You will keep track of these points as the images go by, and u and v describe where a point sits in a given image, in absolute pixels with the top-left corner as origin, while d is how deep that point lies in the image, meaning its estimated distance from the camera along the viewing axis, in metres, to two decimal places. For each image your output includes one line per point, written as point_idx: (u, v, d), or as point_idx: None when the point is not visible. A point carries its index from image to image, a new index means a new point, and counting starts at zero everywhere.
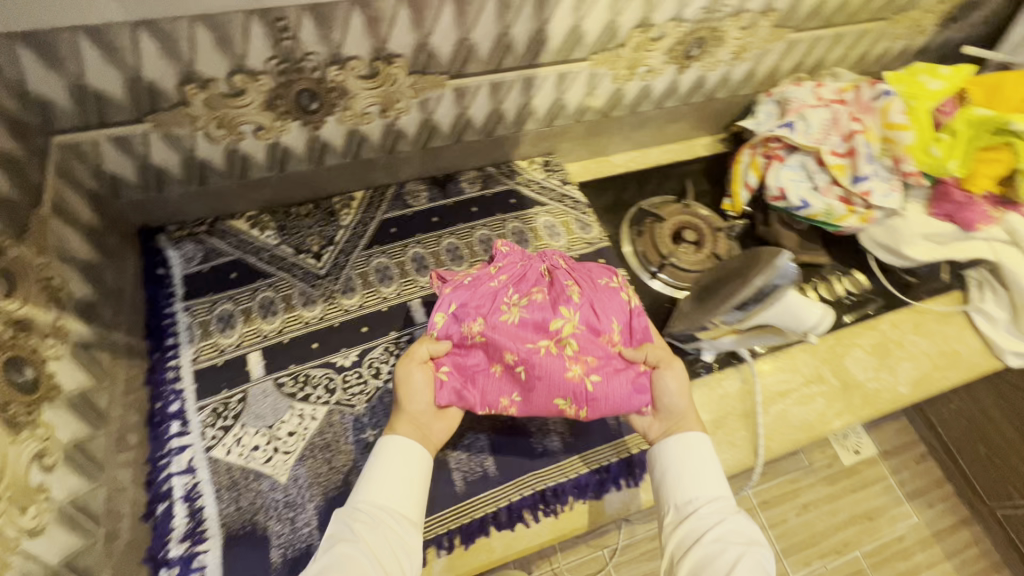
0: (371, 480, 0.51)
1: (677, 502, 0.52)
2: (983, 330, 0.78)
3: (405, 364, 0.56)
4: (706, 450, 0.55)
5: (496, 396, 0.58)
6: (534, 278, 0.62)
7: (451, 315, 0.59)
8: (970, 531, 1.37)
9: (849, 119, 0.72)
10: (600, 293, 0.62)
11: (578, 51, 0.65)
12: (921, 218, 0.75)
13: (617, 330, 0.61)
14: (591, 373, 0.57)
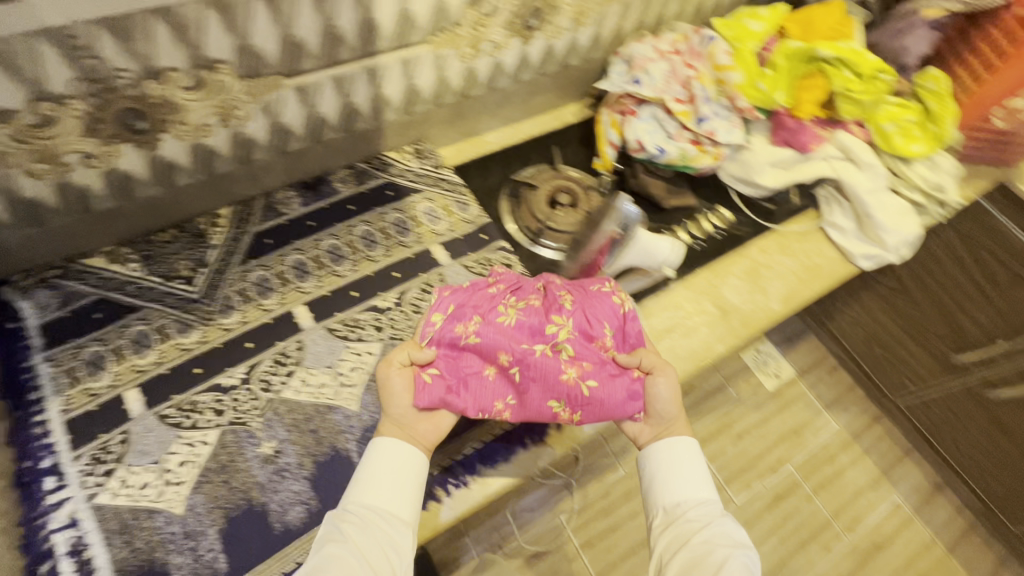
0: (363, 483, 0.54)
1: (666, 506, 0.56)
2: (837, 241, 0.86)
3: (384, 368, 0.58)
4: (693, 455, 0.59)
5: (490, 400, 0.60)
6: (531, 287, 0.66)
7: (448, 316, 0.62)
8: (881, 425, 1.51)
9: (684, 68, 0.79)
10: (592, 299, 0.65)
11: (414, 35, 0.66)
12: (765, 148, 0.82)
13: (609, 335, 0.64)
14: (586, 377, 0.60)
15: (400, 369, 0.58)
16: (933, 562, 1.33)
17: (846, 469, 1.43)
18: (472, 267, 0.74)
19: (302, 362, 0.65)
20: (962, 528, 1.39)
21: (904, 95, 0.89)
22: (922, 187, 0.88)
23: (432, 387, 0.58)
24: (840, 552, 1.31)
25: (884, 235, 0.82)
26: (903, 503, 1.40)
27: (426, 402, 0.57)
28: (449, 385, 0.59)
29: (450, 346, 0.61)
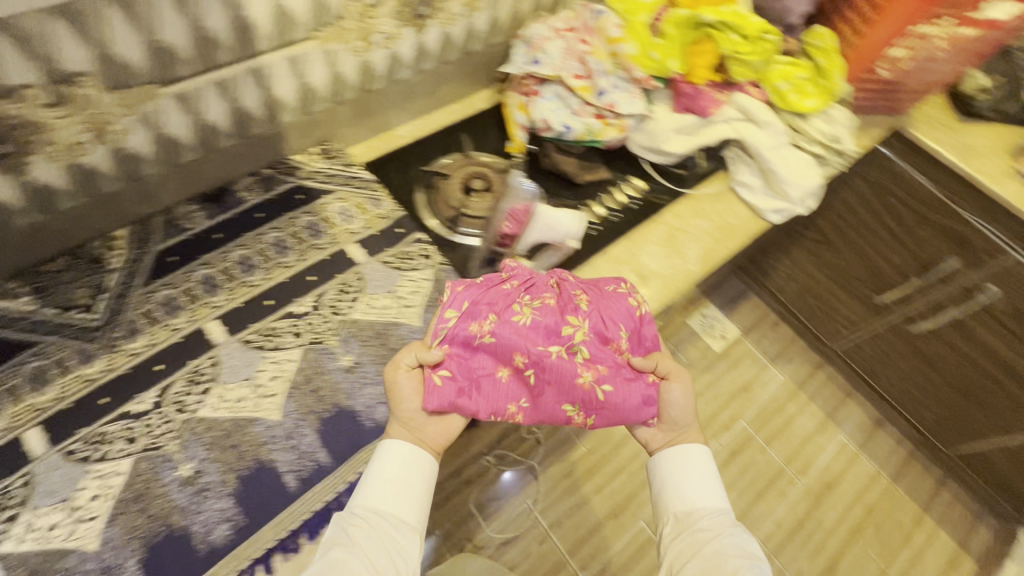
0: (370, 487, 0.57)
1: (677, 513, 0.61)
2: (747, 198, 0.89)
3: (393, 372, 0.61)
4: (704, 462, 0.64)
5: (503, 402, 0.63)
6: (544, 286, 0.70)
7: (463, 313, 0.66)
8: (824, 372, 1.59)
9: (579, 45, 0.80)
10: (607, 300, 0.70)
11: (296, 32, 0.65)
12: (668, 115, 0.84)
13: (625, 338, 0.69)
14: (601, 381, 0.65)
15: (407, 370, 0.61)
16: (880, 493, 1.42)
17: (794, 417, 1.50)
18: (389, 262, 0.74)
19: (217, 377, 0.63)
20: (903, 457, 1.48)
21: (795, 53, 0.94)
22: (819, 139, 0.92)
23: (445, 389, 0.61)
24: (795, 497, 1.38)
25: (788, 188, 0.86)
26: (849, 441, 1.48)
27: (435, 404, 0.60)
28: (462, 388, 0.62)
29: (465, 345, 0.64)
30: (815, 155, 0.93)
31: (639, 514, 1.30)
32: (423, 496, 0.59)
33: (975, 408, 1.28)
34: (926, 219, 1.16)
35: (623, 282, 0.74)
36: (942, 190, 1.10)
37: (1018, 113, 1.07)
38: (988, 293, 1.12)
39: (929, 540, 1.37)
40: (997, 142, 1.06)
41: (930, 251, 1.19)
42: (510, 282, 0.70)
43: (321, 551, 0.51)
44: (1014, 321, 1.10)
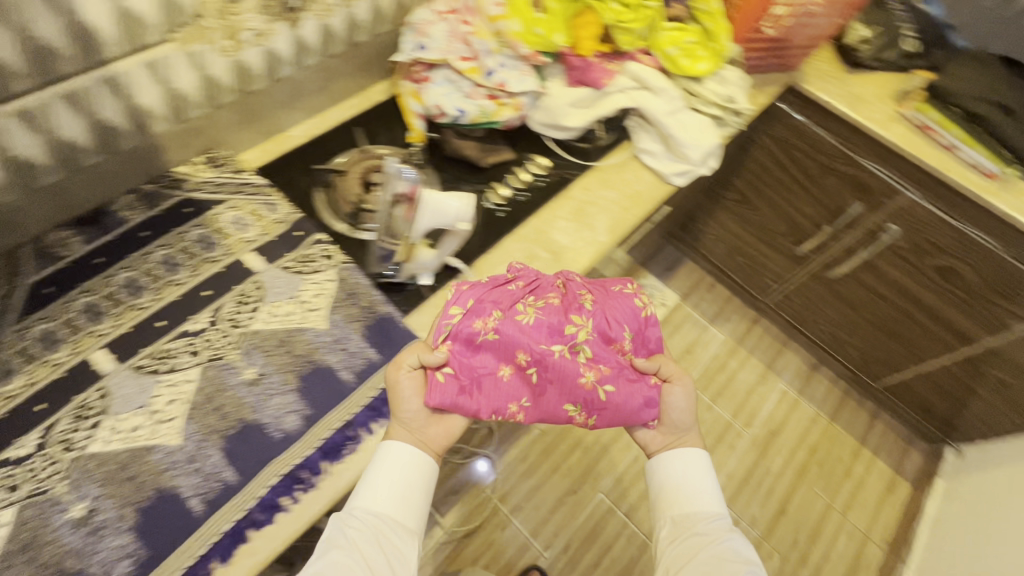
0: (372, 488, 0.60)
1: (675, 517, 0.66)
2: (651, 165, 0.91)
3: (394, 372, 0.64)
4: (704, 468, 0.69)
5: (504, 401, 0.67)
6: (550, 286, 0.73)
7: (467, 310, 0.69)
8: (761, 325, 1.66)
9: (462, 26, 0.79)
10: (613, 300, 0.74)
11: (150, 35, 0.61)
12: (563, 90, 0.85)
13: (627, 339, 0.73)
14: (603, 381, 0.70)
15: (408, 371, 0.64)
16: (820, 433, 1.50)
17: (737, 373, 1.56)
18: (289, 267, 0.71)
19: (107, 410, 0.59)
20: (839, 396, 1.57)
21: (685, 18, 0.94)
22: (715, 100, 0.95)
23: (447, 387, 0.65)
24: (743, 448, 1.44)
25: (688, 151, 0.89)
26: (789, 389, 1.56)
27: (436, 401, 0.64)
28: (463, 386, 0.66)
29: (469, 343, 0.68)
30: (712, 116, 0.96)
31: (598, 486, 1.34)
32: (422, 500, 0.63)
33: (892, 340, 1.38)
34: (829, 169, 1.22)
35: (630, 283, 0.78)
36: (839, 140, 1.16)
37: (898, 60, 1.14)
38: (889, 232, 1.20)
39: (868, 470, 1.46)
40: (881, 91, 1.13)
41: (838, 199, 1.25)
42: (514, 283, 0.73)
43: (320, 552, 0.55)
44: (915, 255, 1.19)
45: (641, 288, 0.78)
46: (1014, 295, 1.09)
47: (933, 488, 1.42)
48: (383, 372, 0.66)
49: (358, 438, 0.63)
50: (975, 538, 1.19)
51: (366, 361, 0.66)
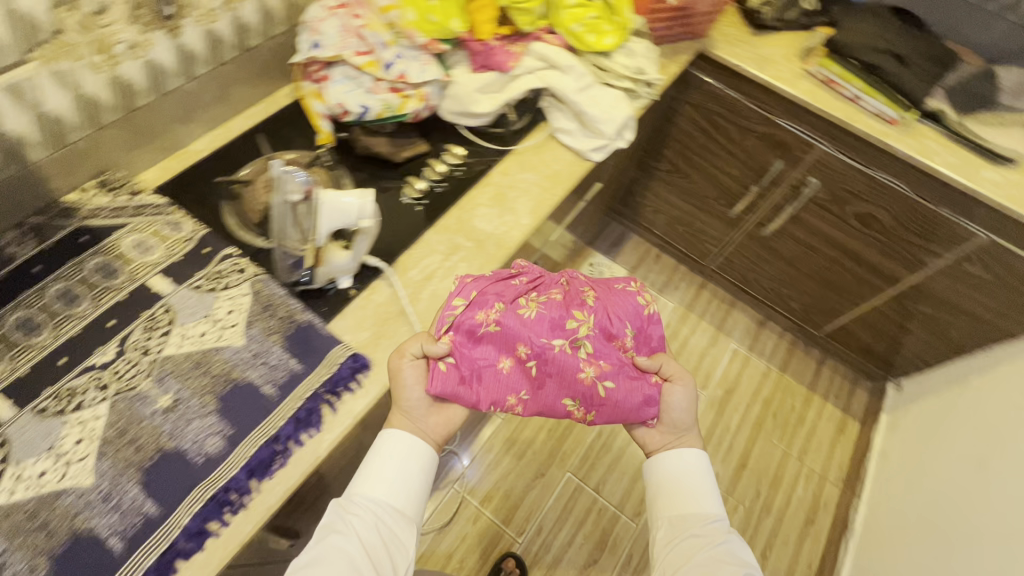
0: (370, 477, 0.65)
1: (671, 517, 0.68)
2: (569, 143, 0.92)
3: (397, 359, 0.66)
4: (701, 468, 0.71)
5: (504, 392, 0.71)
6: (552, 284, 0.79)
7: (469, 302, 0.72)
8: (709, 289, 1.70)
9: (353, 20, 0.76)
10: (615, 298, 0.80)
11: (6, 57, 0.57)
12: (468, 76, 0.84)
13: (627, 337, 0.78)
14: (603, 378, 0.73)
15: (412, 359, 0.67)
16: (773, 385, 1.56)
17: (689, 338, 1.60)
18: (200, 286, 0.68)
19: (8, 458, 0.54)
20: (787, 348, 1.63)
21: None
22: (625, 74, 0.96)
23: (448, 376, 0.68)
24: (702, 410, 1.48)
25: (601, 126, 0.90)
26: (739, 347, 1.61)
27: (438, 389, 0.66)
28: (464, 377, 0.69)
29: (471, 335, 0.71)
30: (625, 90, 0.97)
31: (565, 465, 1.36)
32: (418, 489, 0.67)
33: (828, 289, 1.44)
34: (748, 130, 1.25)
35: (633, 284, 0.83)
36: (753, 101, 1.20)
37: (799, 19, 1.18)
38: (810, 185, 1.25)
39: (820, 414, 1.53)
40: (787, 51, 1.17)
41: (761, 159, 1.29)
42: (518, 279, 0.78)
43: (319, 536, 0.59)
44: (836, 205, 1.25)
45: (643, 286, 0.84)
46: (926, 233, 1.15)
47: (878, 421, 1.49)
48: (308, 380, 0.64)
49: (287, 451, 0.61)
50: (917, 463, 1.26)
51: (289, 373, 0.64)
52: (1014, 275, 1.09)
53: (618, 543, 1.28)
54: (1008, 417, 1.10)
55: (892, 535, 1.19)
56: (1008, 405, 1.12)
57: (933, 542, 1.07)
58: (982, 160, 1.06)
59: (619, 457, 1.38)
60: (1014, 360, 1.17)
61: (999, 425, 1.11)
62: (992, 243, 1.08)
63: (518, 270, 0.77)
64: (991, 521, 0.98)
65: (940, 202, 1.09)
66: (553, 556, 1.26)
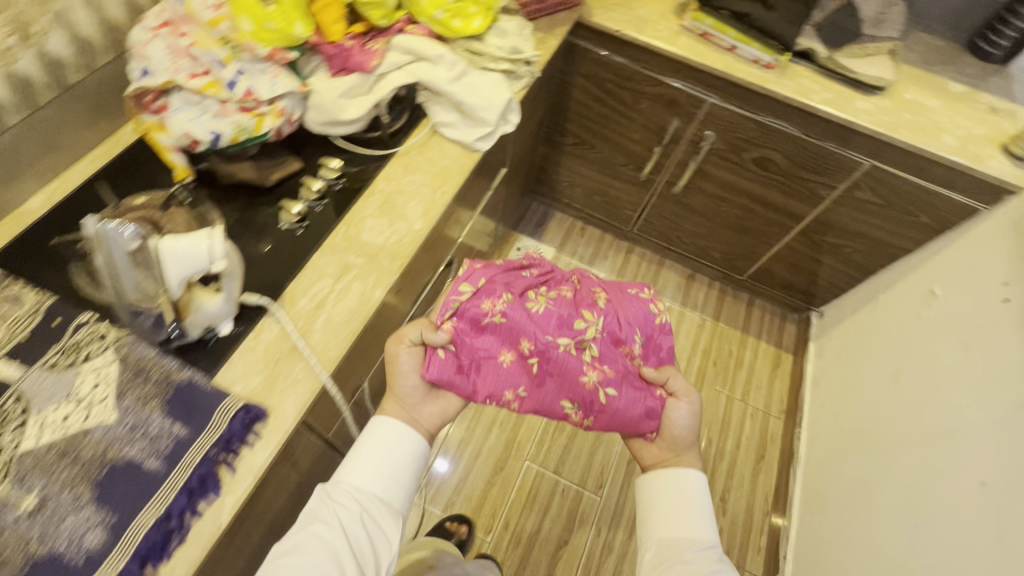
0: (356, 467, 0.72)
1: (661, 539, 0.74)
2: (454, 136, 0.88)
3: (395, 347, 0.80)
4: (698, 493, 0.77)
5: (502, 387, 0.84)
6: (561, 284, 0.93)
7: (478, 296, 0.87)
8: (637, 253, 1.73)
9: (181, 40, 0.68)
10: (627, 304, 0.92)
11: None
12: (327, 83, 0.78)
13: (635, 343, 0.89)
14: (604, 385, 0.85)
15: (409, 344, 0.80)
16: (708, 335, 1.61)
17: None
18: (56, 363, 0.59)
19: None
20: (717, 297, 1.68)
21: None
22: (501, 55, 0.93)
23: (444, 364, 0.80)
24: None
25: (483, 113, 0.86)
26: (671, 304, 1.65)
27: (434, 374, 0.79)
28: (461, 365, 0.82)
29: (473, 326, 0.85)
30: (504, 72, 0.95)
31: (522, 455, 1.36)
32: (400, 480, 0.74)
33: (743, 235, 1.48)
34: (640, 93, 1.25)
35: (644, 290, 0.96)
36: (638, 65, 1.20)
37: None
38: (707, 138, 1.27)
39: (755, 354, 1.60)
40: (662, 9, 1.17)
41: (658, 120, 1.29)
42: (527, 277, 0.93)
43: (302, 525, 0.65)
44: (734, 153, 1.27)
45: (655, 295, 0.95)
46: (819, 167, 1.20)
47: (806, 350, 1.55)
48: (197, 444, 0.58)
49: (184, 526, 0.56)
50: (842, 383, 1.34)
51: (173, 440, 0.58)
52: (900, 194, 1.16)
53: (585, 519, 1.30)
54: (913, 327, 1.18)
55: (829, 455, 1.26)
56: (912, 316, 1.19)
57: (866, 456, 1.14)
58: (853, 90, 1.11)
59: (574, 435, 1.40)
60: (912, 273, 1.25)
61: (909, 337, 1.18)
62: (876, 168, 1.14)
63: (527, 267, 0.93)
64: (910, 427, 1.05)
65: (825, 136, 1.13)
66: (524, 546, 1.26)
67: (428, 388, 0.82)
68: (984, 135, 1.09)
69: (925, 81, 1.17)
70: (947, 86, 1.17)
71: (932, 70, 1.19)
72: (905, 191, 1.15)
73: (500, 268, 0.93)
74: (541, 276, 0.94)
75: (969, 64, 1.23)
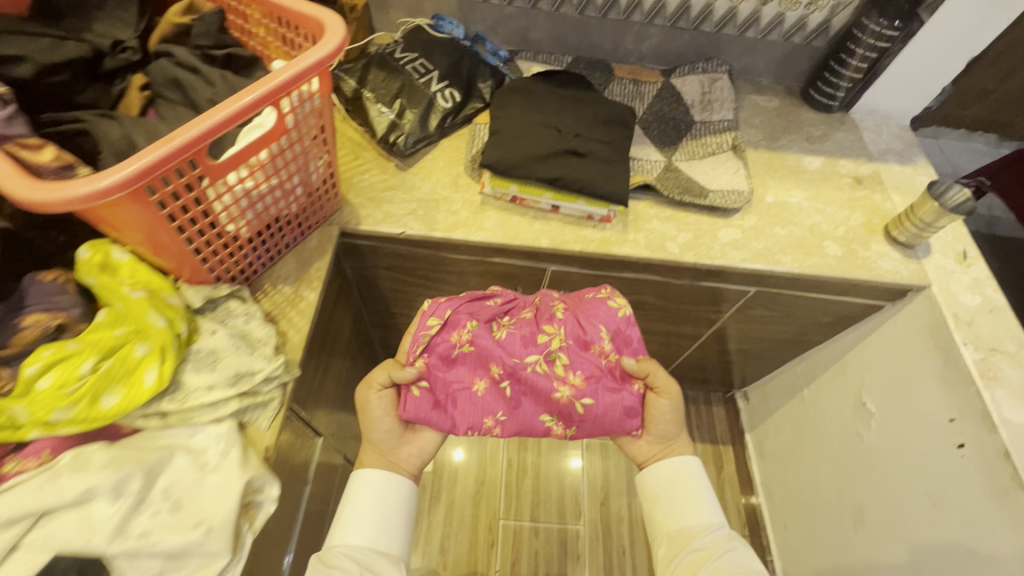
0: (350, 524, 0.70)
1: (670, 533, 0.74)
2: None
3: (363, 393, 0.75)
4: (698, 478, 0.77)
5: (480, 416, 0.77)
6: (523, 304, 0.84)
7: (446, 328, 0.79)
8: None
9: None
10: (590, 306, 0.83)
11: None
12: None
13: (605, 341, 0.81)
14: (580, 395, 0.79)
15: (378, 392, 0.75)
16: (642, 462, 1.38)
17: (540, 468, 1.35)
18: None
19: None
20: None
21: (68, 323, 0.54)
22: (219, 396, 0.58)
23: (421, 402, 0.75)
24: (589, 549, 1.26)
25: (208, 540, 0.52)
26: (593, 448, 1.39)
27: (410, 415, 0.74)
28: (438, 402, 0.76)
29: (444, 358, 0.78)
30: (235, 417, 0.59)
31: None
32: (398, 522, 0.72)
33: None
34: (464, 273, 0.94)
35: (602, 287, 0.85)
36: (448, 254, 0.87)
37: (446, 122, 0.90)
38: None
39: None
40: (453, 174, 0.88)
41: None
42: (493, 298, 0.84)
43: None
44: None
45: (615, 289, 0.85)
46: (700, 300, 0.97)
47: (745, 446, 1.36)
48: None
49: None
50: (795, 500, 1.16)
51: None
52: (797, 307, 0.96)
53: None
54: (854, 449, 0.99)
55: None
56: (849, 434, 1.01)
57: None
58: (708, 217, 0.89)
59: None
60: (831, 369, 1.07)
61: (854, 462, 0.99)
62: (762, 291, 0.92)
63: (491, 291, 0.83)
64: None
65: (697, 278, 0.89)
66: None
67: (403, 429, 0.77)
68: (863, 224, 0.91)
69: (779, 167, 0.97)
70: (802, 164, 0.98)
71: (781, 147, 1.00)
72: (800, 304, 0.96)
73: (463, 293, 0.84)
74: (505, 300, 0.85)
75: (813, 120, 1.06)
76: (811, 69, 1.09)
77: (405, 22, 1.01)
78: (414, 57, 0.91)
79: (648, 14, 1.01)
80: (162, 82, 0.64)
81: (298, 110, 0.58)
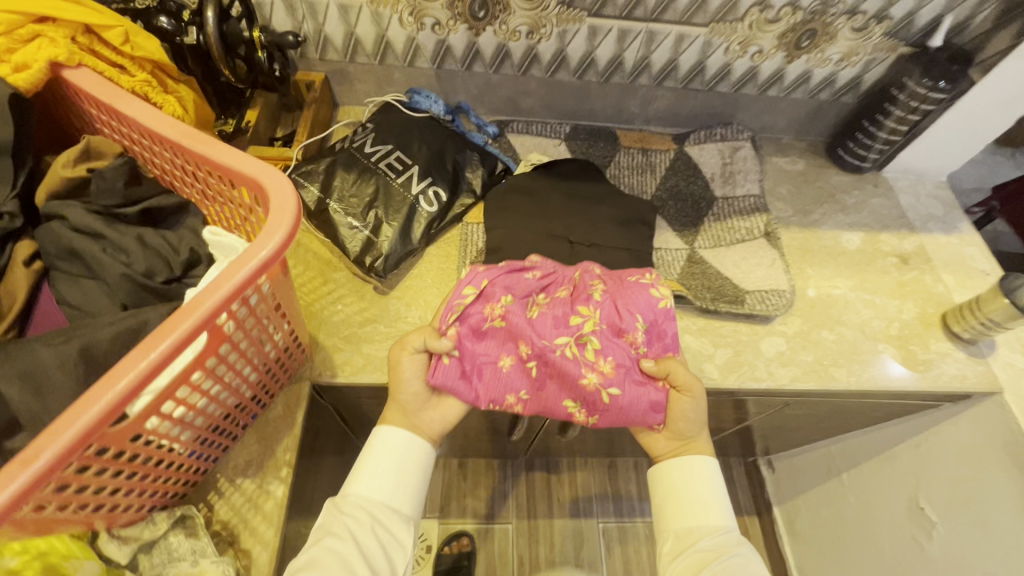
0: (367, 477, 0.58)
1: (677, 529, 0.59)
2: None
3: (395, 352, 0.59)
4: (716, 477, 0.60)
5: (502, 392, 0.61)
6: (562, 280, 0.65)
7: (479, 296, 0.62)
8: (538, 474, 1.32)
9: None
10: (630, 292, 0.64)
11: None
12: None
13: (641, 330, 0.62)
14: (608, 384, 0.61)
15: (412, 354, 0.59)
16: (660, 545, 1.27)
17: (553, 561, 1.22)
18: None
19: None
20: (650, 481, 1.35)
21: None
22: None
23: (449, 369, 0.60)
24: None
25: None
26: (610, 535, 1.26)
27: (438, 382, 0.59)
28: (464, 372, 0.60)
29: (474, 330, 0.61)
30: None
31: None
32: (419, 486, 0.60)
33: None
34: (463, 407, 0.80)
35: (646, 271, 0.66)
36: None
37: (431, 230, 0.75)
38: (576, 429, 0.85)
39: None
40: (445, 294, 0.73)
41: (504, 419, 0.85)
42: (534, 272, 0.66)
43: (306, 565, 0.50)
44: None
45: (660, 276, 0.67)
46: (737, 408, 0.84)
47: (773, 519, 1.25)
48: None
49: None
50: None
51: None
52: (844, 410, 0.85)
53: None
54: (911, 556, 0.89)
55: None
56: (904, 537, 0.91)
57: None
58: (746, 324, 0.76)
59: None
60: (873, 461, 0.96)
61: None
62: (807, 402, 0.80)
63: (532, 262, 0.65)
64: None
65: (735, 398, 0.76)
66: None
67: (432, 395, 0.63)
68: (917, 317, 0.80)
69: (815, 250, 0.85)
70: (840, 244, 0.86)
71: (814, 224, 0.88)
72: (848, 408, 0.84)
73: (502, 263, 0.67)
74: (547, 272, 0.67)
75: (842, 183, 0.95)
76: (837, 125, 0.97)
77: (373, 101, 0.85)
78: (387, 150, 0.76)
79: (656, 76, 0.87)
80: (55, 253, 0.48)
81: (242, 309, 0.44)
